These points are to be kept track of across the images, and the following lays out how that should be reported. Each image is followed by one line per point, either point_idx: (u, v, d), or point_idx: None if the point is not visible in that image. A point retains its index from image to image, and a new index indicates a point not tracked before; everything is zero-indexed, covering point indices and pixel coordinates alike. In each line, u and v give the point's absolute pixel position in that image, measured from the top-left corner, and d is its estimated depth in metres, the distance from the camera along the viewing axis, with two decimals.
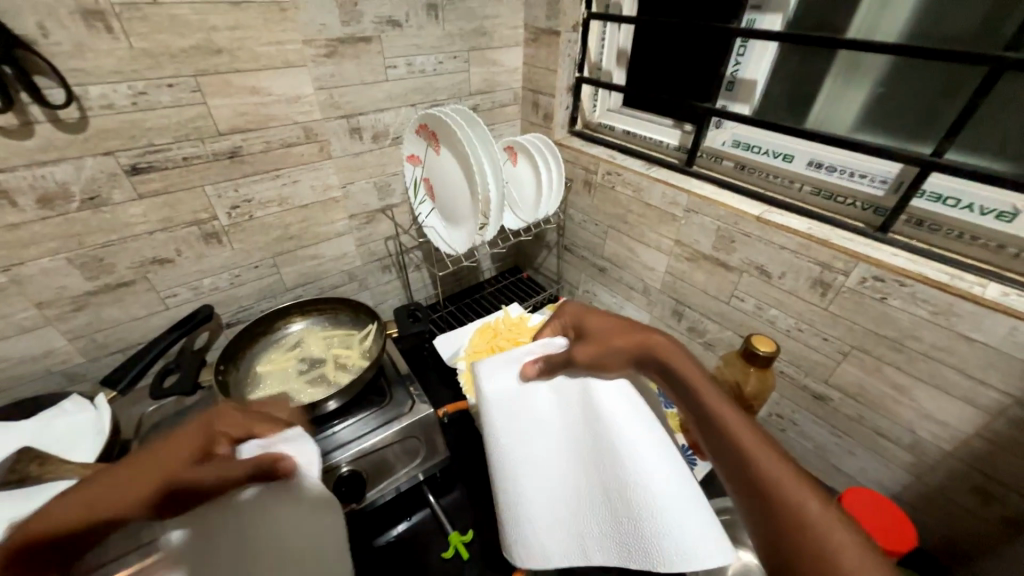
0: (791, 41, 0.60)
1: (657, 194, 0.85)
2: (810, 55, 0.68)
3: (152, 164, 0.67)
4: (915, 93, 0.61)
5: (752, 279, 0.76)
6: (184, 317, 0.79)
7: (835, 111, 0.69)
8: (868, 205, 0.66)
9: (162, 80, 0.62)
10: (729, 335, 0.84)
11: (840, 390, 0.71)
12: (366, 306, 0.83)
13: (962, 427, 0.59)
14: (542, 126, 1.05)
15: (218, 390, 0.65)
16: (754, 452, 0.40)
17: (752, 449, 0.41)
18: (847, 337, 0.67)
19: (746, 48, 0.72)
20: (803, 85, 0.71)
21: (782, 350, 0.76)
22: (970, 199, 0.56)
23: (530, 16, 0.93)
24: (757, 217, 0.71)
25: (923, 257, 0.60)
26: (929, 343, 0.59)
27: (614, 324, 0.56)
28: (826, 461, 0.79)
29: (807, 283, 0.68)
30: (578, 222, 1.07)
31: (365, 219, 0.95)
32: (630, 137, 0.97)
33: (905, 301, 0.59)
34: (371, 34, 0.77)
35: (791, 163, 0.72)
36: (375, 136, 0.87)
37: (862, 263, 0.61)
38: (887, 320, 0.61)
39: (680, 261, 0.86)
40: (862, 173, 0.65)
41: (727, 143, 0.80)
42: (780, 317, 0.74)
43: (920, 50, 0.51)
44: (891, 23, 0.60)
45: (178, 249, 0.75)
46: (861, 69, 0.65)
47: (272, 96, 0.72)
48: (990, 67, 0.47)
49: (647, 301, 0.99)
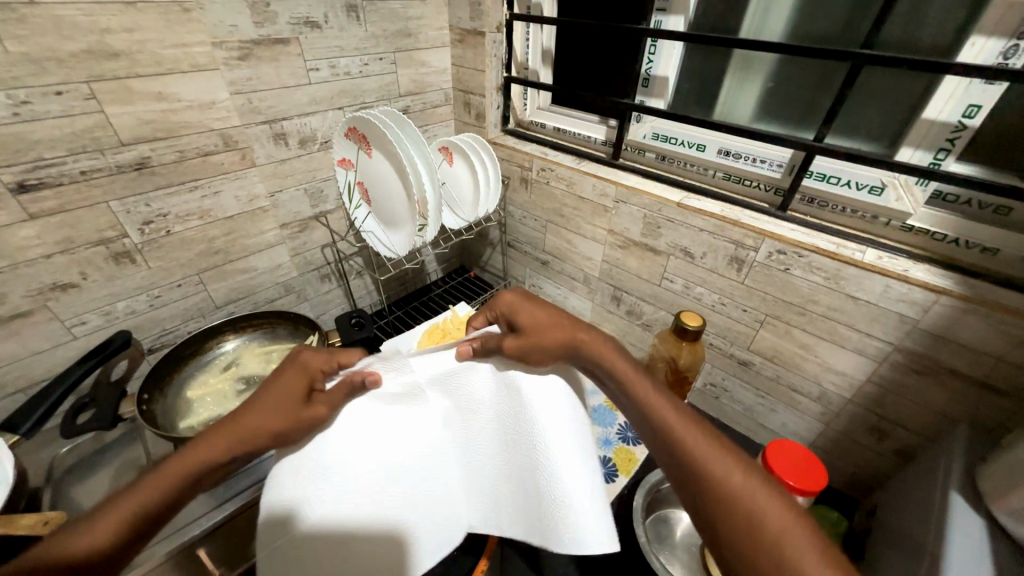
0: (693, 41, 0.66)
1: (588, 187, 0.89)
2: (711, 54, 0.75)
3: (44, 181, 0.60)
4: (799, 87, 0.69)
5: (679, 261, 0.82)
6: (97, 346, 0.73)
7: (736, 104, 0.76)
8: (770, 187, 0.74)
9: (48, 87, 0.57)
10: (663, 315, 0.90)
11: (760, 355, 0.79)
12: (305, 317, 0.80)
13: (857, 375, 0.68)
14: (475, 126, 1.06)
15: (143, 422, 0.61)
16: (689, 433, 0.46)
17: (684, 431, 0.46)
18: (761, 306, 0.74)
19: (656, 47, 0.78)
20: (707, 81, 0.78)
21: (709, 324, 0.83)
22: (848, 176, 0.65)
23: (454, 17, 0.94)
24: (678, 203, 0.77)
25: (816, 230, 0.68)
26: (825, 305, 0.67)
27: (546, 317, 0.58)
28: (754, 421, 0.87)
29: (725, 261, 0.75)
30: (518, 219, 1.09)
31: (298, 228, 0.92)
32: (560, 134, 1.01)
33: (804, 270, 0.67)
34: (289, 36, 0.74)
35: (704, 152, 0.79)
36: (302, 141, 0.84)
37: (767, 239, 0.68)
38: (791, 288, 0.69)
39: (615, 249, 0.91)
40: (762, 158, 0.73)
41: (648, 136, 0.86)
42: (705, 294, 0.81)
43: (796, 49, 0.58)
44: (774, 24, 0.68)
45: (84, 272, 0.68)
46: (754, 65, 0.72)
47: (182, 102, 0.68)
48: (851, 63, 0.55)
49: (589, 290, 1.03)
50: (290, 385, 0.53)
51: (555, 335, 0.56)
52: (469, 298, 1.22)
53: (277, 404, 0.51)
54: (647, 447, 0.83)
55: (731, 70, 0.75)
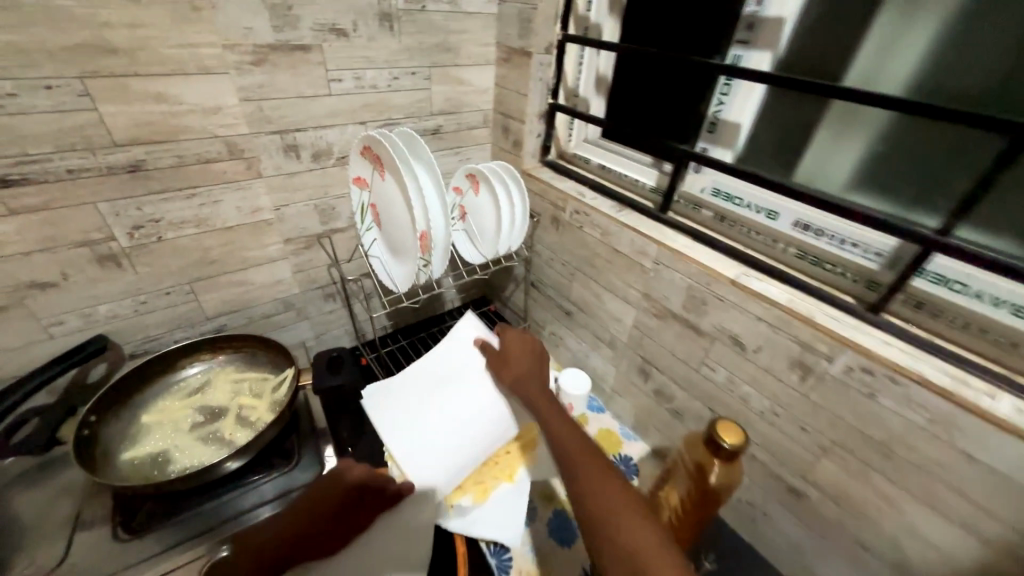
0: (780, 85, 0.52)
1: (626, 241, 0.75)
2: (802, 101, 0.59)
3: (27, 177, 0.57)
4: (916, 155, 0.52)
5: (725, 348, 0.66)
6: (72, 348, 0.69)
7: (826, 166, 0.60)
8: (859, 278, 0.57)
9: (37, 81, 0.53)
10: (697, 406, 0.74)
11: (817, 489, 0.61)
12: (286, 348, 0.72)
13: (958, 556, 0.49)
14: (511, 153, 0.96)
15: (75, 452, 0.55)
16: (580, 449, 0.56)
17: (579, 446, 0.56)
18: (827, 430, 0.57)
19: (730, 86, 0.64)
20: (793, 132, 0.62)
21: (755, 432, 0.66)
22: (978, 285, 0.48)
23: (502, 34, 0.85)
24: (733, 280, 0.61)
25: (921, 350, 0.50)
26: (923, 454, 0.49)
27: (529, 364, 0.72)
28: (800, 563, 0.68)
29: (785, 363, 0.59)
30: (545, 260, 0.97)
31: (304, 244, 0.85)
32: (605, 173, 0.88)
33: (897, 401, 0.49)
34: (310, 43, 0.68)
35: (775, 221, 0.64)
36: (316, 155, 0.78)
37: (848, 350, 0.52)
38: (875, 420, 0.52)
39: (648, 317, 0.77)
40: (853, 242, 0.57)
41: (707, 190, 0.72)
42: (753, 396, 0.64)
43: (926, 108, 0.42)
44: (896, 73, 0.51)
45: (65, 272, 0.64)
46: (859, 121, 0.55)
47: (184, 105, 0.63)
48: (1011, 135, 0.38)
49: (614, 354, 0.89)
50: (336, 488, 0.61)
51: (520, 367, 0.71)
52: None
53: (322, 505, 0.59)
54: None
55: (826, 124, 0.58)
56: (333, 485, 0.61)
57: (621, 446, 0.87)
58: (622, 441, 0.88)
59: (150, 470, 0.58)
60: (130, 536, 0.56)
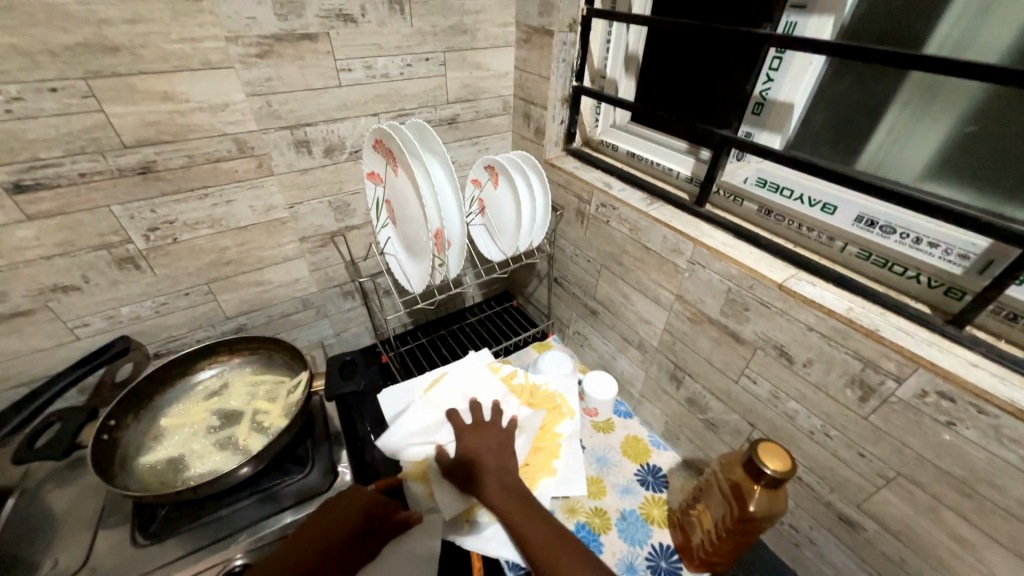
0: (850, 56, 0.43)
1: (657, 238, 0.68)
2: (871, 75, 0.50)
3: (41, 182, 0.56)
4: (1020, 136, 0.42)
5: (769, 359, 0.59)
6: (97, 349, 0.70)
7: (899, 150, 0.50)
8: (937, 283, 0.48)
9: (41, 83, 0.52)
10: (735, 419, 0.68)
11: (876, 521, 0.54)
12: (301, 350, 0.71)
13: None
14: (533, 142, 0.90)
15: (93, 459, 0.55)
16: (543, 540, 0.53)
17: (541, 538, 0.54)
18: (891, 459, 0.50)
19: (781, 60, 0.56)
20: (855, 113, 0.53)
21: (802, 453, 0.59)
22: None
23: (521, 12, 0.78)
24: (780, 284, 0.54)
25: (1017, 373, 0.42)
26: (1015, 498, 0.41)
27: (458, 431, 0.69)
28: None
29: (841, 380, 0.51)
30: (570, 256, 0.91)
31: (319, 242, 0.83)
32: (634, 162, 0.81)
33: (984, 435, 0.41)
34: (316, 31, 0.64)
35: (833, 216, 0.56)
36: (328, 150, 0.75)
37: (922, 371, 0.44)
38: (953, 452, 0.44)
39: (682, 321, 0.70)
40: (932, 241, 0.48)
41: (750, 181, 0.64)
42: (801, 413, 0.57)
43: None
44: (991, 38, 0.42)
45: (86, 275, 0.65)
46: (942, 98, 0.46)
47: (191, 103, 0.61)
48: None
49: (643, 357, 0.83)
50: (350, 509, 0.57)
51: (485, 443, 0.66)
52: (506, 335, 1.08)
53: (337, 527, 0.55)
54: None
55: (897, 103, 0.49)
56: (355, 494, 0.59)
57: (649, 456, 0.81)
58: (649, 450, 0.82)
59: (167, 477, 0.58)
60: (147, 541, 0.56)
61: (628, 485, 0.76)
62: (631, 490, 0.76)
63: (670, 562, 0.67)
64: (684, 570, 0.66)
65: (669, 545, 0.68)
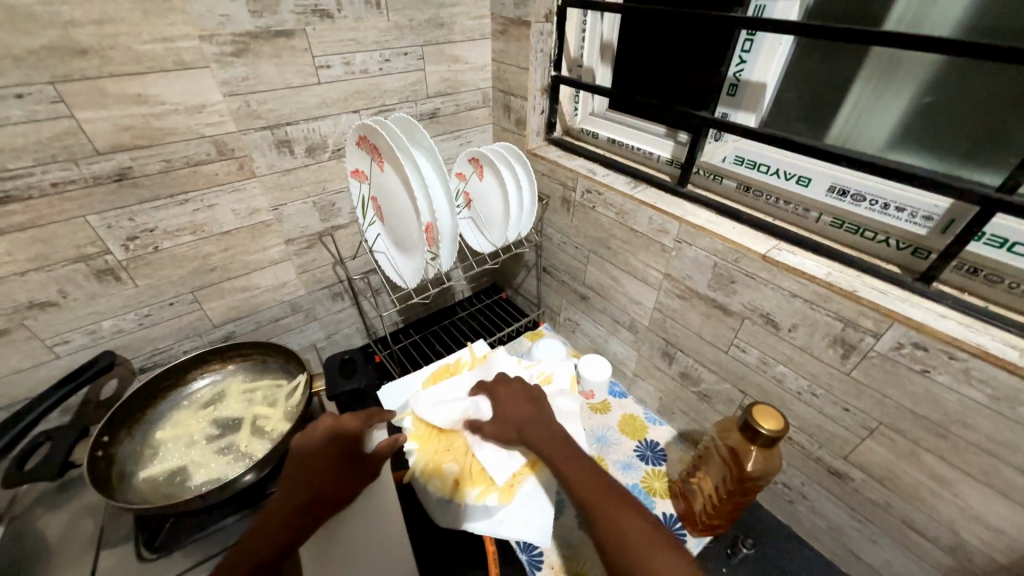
0: (813, 35, 0.46)
1: (643, 219, 0.71)
2: (836, 53, 0.54)
3: (10, 194, 0.54)
4: (976, 103, 0.46)
5: (756, 328, 0.62)
6: (80, 366, 0.67)
7: (866, 122, 0.54)
8: (905, 244, 0.52)
9: (6, 90, 0.49)
10: (727, 388, 0.71)
11: (862, 470, 0.58)
12: (297, 352, 0.70)
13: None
14: (515, 133, 0.91)
15: (90, 474, 0.54)
16: (589, 480, 0.52)
17: (584, 476, 0.53)
18: (873, 410, 0.53)
19: (751, 42, 0.58)
20: (823, 88, 0.56)
21: (791, 414, 0.63)
22: None
23: (496, 4, 0.79)
24: (763, 255, 0.57)
25: (981, 321, 0.46)
26: (985, 435, 0.45)
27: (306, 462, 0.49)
28: (842, 546, 0.65)
29: (825, 341, 0.55)
30: (557, 243, 0.93)
31: (306, 243, 0.82)
32: (615, 147, 0.83)
33: (954, 378, 0.45)
34: (293, 27, 0.63)
35: (807, 187, 0.59)
36: (310, 149, 0.74)
37: (898, 325, 0.47)
38: (928, 399, 0.48)
39: (671, 298, 0.73)
40: (899, 206, 0.51)
41: (729, 159, 0.66)
42: (788, 376, 0.61)
43: (996, 48, 0.36)
44: (945, 13, 0.46)
45: (63, 290, 0.62)
46: (902, 70, 0.50)
47: (166, 105, 0.59)
48: None
49: (634, 338, 0.85)
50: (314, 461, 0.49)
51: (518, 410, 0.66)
52: (497, 326, 1.08)
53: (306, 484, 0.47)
54: (691, 554, 0.67)
55: (863, 76, 0.53)
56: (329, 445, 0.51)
57: (646, 431, 0.84)
58: (647, 426, 0.85)
59: (171, 488, 0.56)
60: (154, 554, 0.55)
61: (628, 461, 0.79)
62: (632, 466, 0.78)
63: (674, 529, 0.69)
64: (688, 535, 0.69)
65: (672, 514, 0.71)
